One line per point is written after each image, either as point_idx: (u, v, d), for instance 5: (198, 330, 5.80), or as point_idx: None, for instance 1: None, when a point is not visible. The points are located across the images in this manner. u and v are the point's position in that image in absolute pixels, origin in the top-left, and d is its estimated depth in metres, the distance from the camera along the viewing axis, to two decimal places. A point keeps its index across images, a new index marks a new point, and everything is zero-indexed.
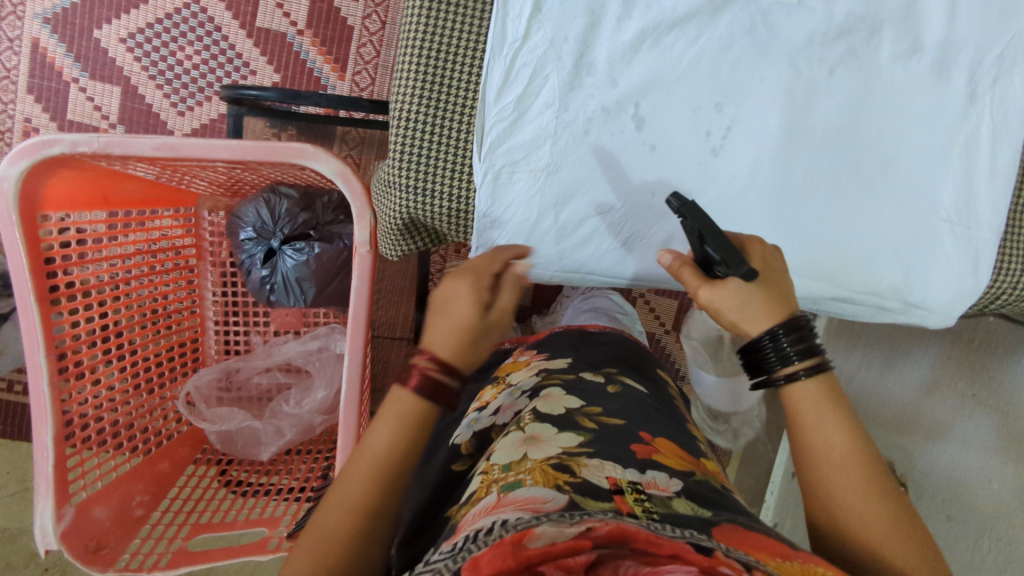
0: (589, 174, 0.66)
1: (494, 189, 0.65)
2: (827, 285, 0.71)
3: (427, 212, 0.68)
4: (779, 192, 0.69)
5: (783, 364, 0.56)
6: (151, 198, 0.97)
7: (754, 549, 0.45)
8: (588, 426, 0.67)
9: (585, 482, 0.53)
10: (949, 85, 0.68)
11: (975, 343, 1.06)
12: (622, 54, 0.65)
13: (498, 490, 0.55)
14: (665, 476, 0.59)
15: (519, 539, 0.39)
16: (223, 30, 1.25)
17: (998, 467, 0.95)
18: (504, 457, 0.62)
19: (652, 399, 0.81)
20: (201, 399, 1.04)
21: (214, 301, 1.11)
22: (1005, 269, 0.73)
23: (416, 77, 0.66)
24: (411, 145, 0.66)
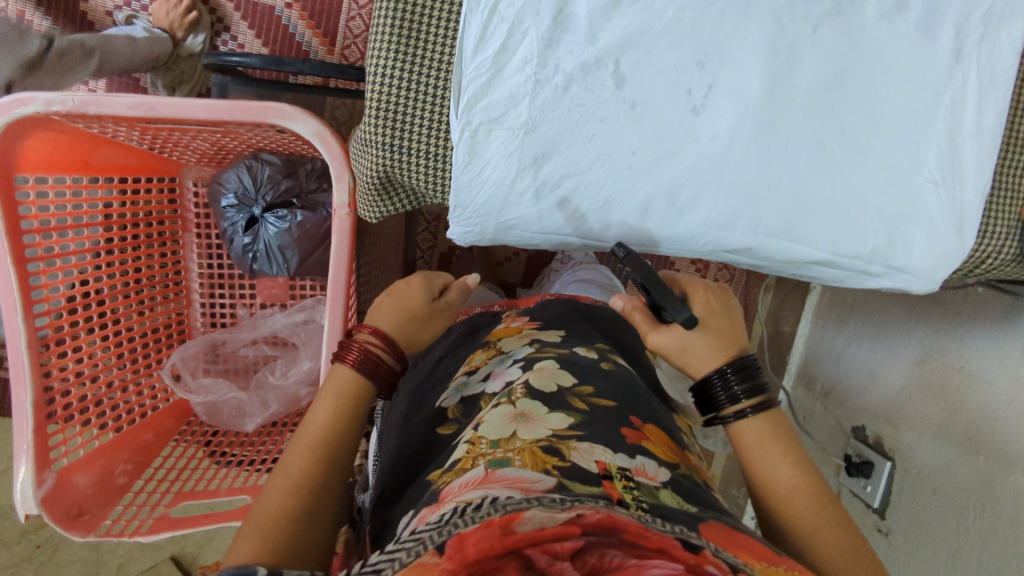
0: (569, 131, 0.65)
1: (472, 146, 0.64)
2: (809, 248, 0.71)
3: (405, 172, 0.67)
4: (764, 153, 0.68)
5: (732, 401, 0.66)
6: (134, 165, 0.97)
7: (742, 553, 0.49)
8: (578, 406, 0.68)
9: (574, 468, 0.55)
10: (934, 43, 0.67)
11: (963, 316, 1.04)
12: (601, 10, 0.64)
13: (485, 463, 0.57)
14: (654, 464, 0.61)
15: (508, 523, 0.41)
16: (212, 4, 1.24)
17: (985, 438, 0.93)
18: (492, 431, 0.63)
19: (642, 381, 0.82)
20: (188, 370, 1.04)
21: (200, 273, 1.11)
22: (991, 232, 0.72)
23: (392, 32, 0.64)
24: (388, 103, 0.65)
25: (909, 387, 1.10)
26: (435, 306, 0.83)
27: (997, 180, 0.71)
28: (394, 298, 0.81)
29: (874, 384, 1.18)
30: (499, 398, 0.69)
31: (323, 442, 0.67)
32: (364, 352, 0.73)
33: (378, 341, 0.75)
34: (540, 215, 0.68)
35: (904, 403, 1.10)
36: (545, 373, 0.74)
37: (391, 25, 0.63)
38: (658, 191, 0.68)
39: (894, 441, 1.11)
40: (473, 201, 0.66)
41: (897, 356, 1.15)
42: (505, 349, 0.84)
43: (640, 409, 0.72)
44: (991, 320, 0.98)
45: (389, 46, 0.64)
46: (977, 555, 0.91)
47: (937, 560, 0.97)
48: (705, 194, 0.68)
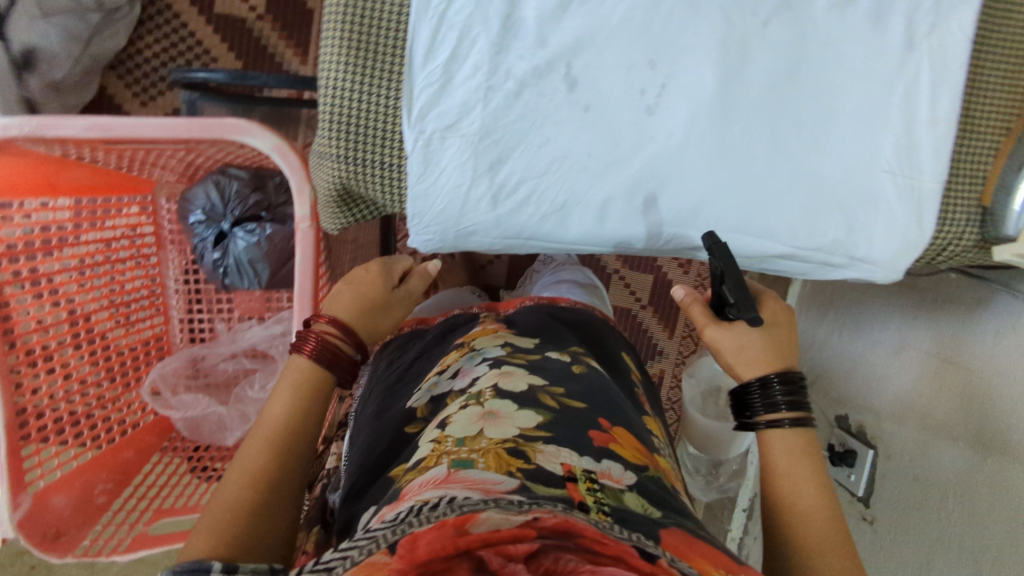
0: (522, 135, 0.65)
1: (426, 155, 0.64)
2: (770, 242, 0.72)
3: (361, 183, 0.67)
4: (719, 150, 0.68)
5: (767, 408, 0.69)
6: (101, 186, 0.97)
7: (700, 559, 0.51)
8: (548, 405, 0.69)
9: (538, 469, 0.56)
10: (885, 33, 0.68)
11: (938, 302, 1.04)
12: (550, 12, 0.64)
13: (448, 462, 0.57)
14: (620, 468, 0.62)
15: (463, 523, 0.42)
16: (183, 18, 1.24)
17: (963, 423, 0.94)
18: (458, 429, 0.64)
19: (615, 387, 0.81)
20: (167, 386, 1.04)
21: (177, 289, 1.11)
22: (950, 219, 0.72)
23: (340, 43, 0.63)
24: (339, 114, 0.64)
25: (889, 375, 1.10)
26: (395, 292, 0.86)
27: (954, 167, 0.71)
28: (353, 286, 0.83)
29: (855, 372, 1.19)
30: (467, 399, 0.70)
31: (286, 437, 0.68)
32: (324, 341, 0.75)
33: (337, 330, 0.77)
34: (499, 220, 0.68)
35: (884, 392, 1.10)
36: (514, 377, 0.74)
37: (340, 35, 0.63)
38: (616, 192, 0.68)
39: (876, 430, 1.11)
40: (431, 210, 0.66)
41: (877, 345, 1.15)
42: (477, 347, 0.85)
43: (611, 411, 0.72)
44: (965, 305, 0.99)
45: (339, 57, 0.63)
46: (956, 541, 0.92)
47: (918, 548, 0.98)
48: (663, 193, 0.68)
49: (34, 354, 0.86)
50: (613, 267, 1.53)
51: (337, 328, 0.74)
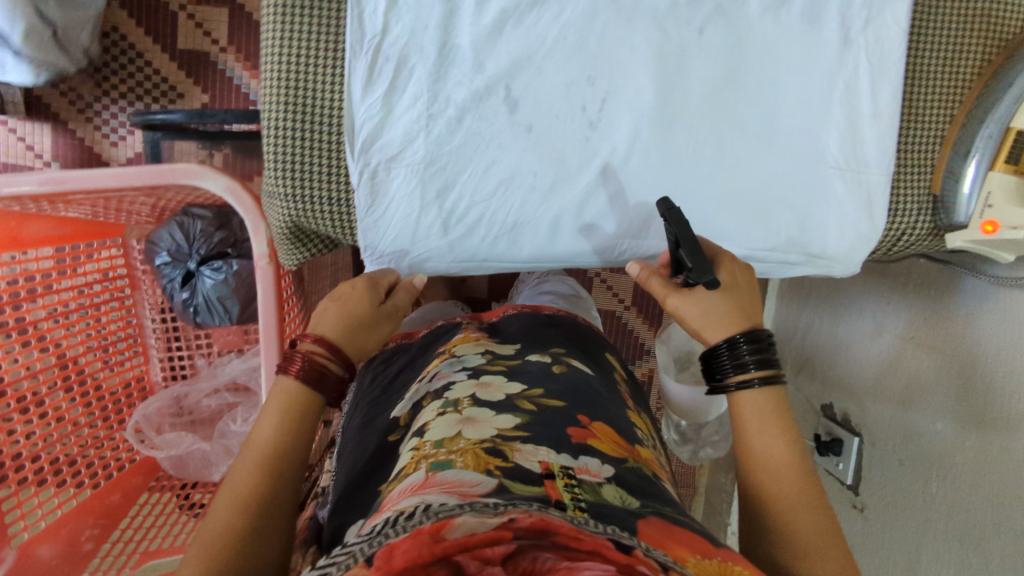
0: (467, 161, 0.66)
1: (373, 186, 0.65)
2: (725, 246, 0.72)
3: (312, 219, 0.67)
4: (665, 159, 0.69)
5: (737, 371, 0.61)
6: (69, 234, 0.99)
7: (676, 546, 0.51)
8: (526, 408, 0.70)
9: (517, 467, 0.56)
10: (821, 32, 0.68)
11: (910, 286, 1.05)
12: (485, 37, 0.64)
13: (427, 467, 0.58)
14: (598, 461, 0.61)
15: (438, 530, 0.42)
16: (146, 56, 1.25)
17: (943, 405, 0.94)
18: (435, 432, 0.64)
19: (597, 382, 0.82)
20: (152, 426, 1.05)
21: (155, 328, 1.13)
22: (901, 210, 0.73)
23: (279, 82, 0.63)
24: (283, 153, 0.64)
25: (868, 361, 1.11)
26: (381, 308, 0.73)
27: (901, 158, 0.72)
28: (339, 300, 0.71)
29: (836, 360, 1.19)
30: (445, 406, 0.70)
31: (269, 456, 0.62)
32: (311, 359, 0.66)
33: (325, 350, 0.67)
34: (451, 245, 0.69)
35: (864, 377, 1.11)
36: (492, 388, 0.75)
37: (279, 74, 0.63)
38: (566, 209, 0.68)
39: (860, 417, 1.11)
40: (383, 240, 0.67)
41: (857, 331, 1.15)
42: (458, 355, 0.83)
43: (595, 410, 0.73)
44: (935, 288, 0.99)
45: (279, 96, 0.63)
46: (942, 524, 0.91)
47: (902, 532, 0.99)
48: (613, 206, 0.69)
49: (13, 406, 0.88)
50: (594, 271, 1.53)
51: (320, 345, 0.65)
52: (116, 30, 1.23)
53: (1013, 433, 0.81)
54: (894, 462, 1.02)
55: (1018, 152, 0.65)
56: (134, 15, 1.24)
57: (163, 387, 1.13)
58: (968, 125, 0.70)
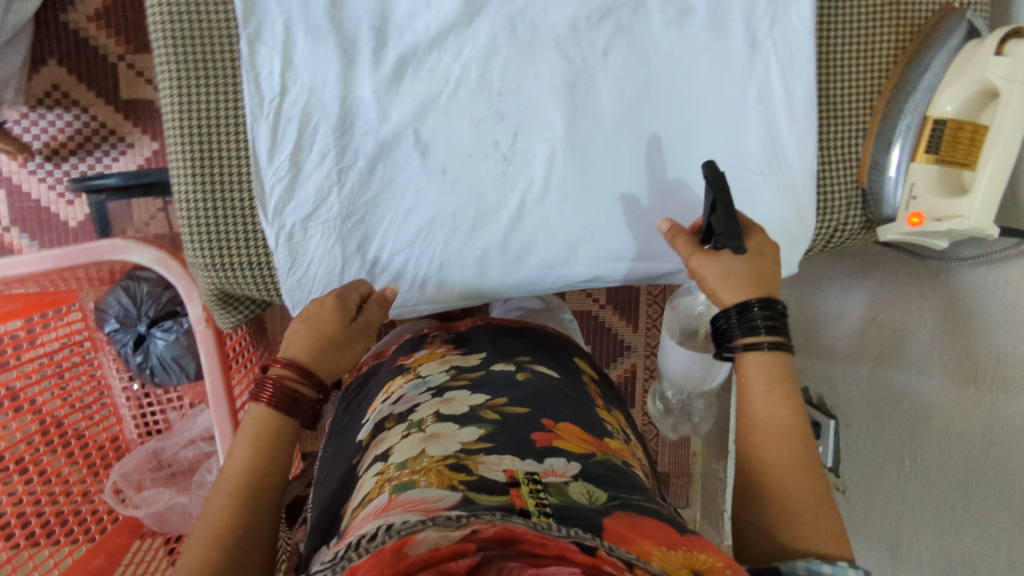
0: (383, 211, 0.66)
1: (291, 248, 0.64)
2: (659, 262, 0.72)
3: (235, 285, 0.66)
4: (585, 184, 0.68)
5: (745, 332, 0.59)
6: (21, 307, 0.97)
7: (640, 538, 0.47)
8: (490, 419, 0.63)
9: (481, 480, 0.51)
10: (729, 40, 0.67)
11: (867, 266, 1.05)
12: (386, 86, 0.63)
13: (391, 489, 0.52)
14: (564, 461, 0.55)
15: (401, 547, 0.39)
16: (91, 110, 1.23)
17: (906, 384, 0.91)
18: (400, 452, 0.58)
19: (565, 386, 0.73)
20: (131, 484, 1.05)
21: (123, 388, 1.13)
22: (830, 207, 0.73)
23: (182, 151, 0.62)
24: (196, 222, 0.63)
25: (835, 343, 1.10)
26: (355, 325, 0.63)
27: (823, 158, 0.72)
28: (311, 319, 0.61)
29: (809, 343, 1.19)
30: (408, 428, 0.61)
31: (252, 490, 0.53)
32: (282, 385, 0.57)
33: (296, 373, 0.58)
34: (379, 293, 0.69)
35: (833, 360, 1.10)
36: (455, 403, 0.66)
37: (182, 145, 0.62)
38: (491, 246, 0.68)
39: (835, 399, 1.08)
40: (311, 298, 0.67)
41: (824, 314, 1.14)
42: (423, 374, 0.73)
43: (560, 413, 0.65)
44: (890, 267, 0.98)
45: (185, 167, 0.62)
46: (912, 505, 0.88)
47: (877, 520, 0.94)
48: (537, 238, 0.68)
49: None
50: None
51: (291, 366, 0.57)
52: (55, 87, 1.21)
53: (966, 411, 0.80)
54: (867, 444, 0.98)
55: (936, 141, 0.65)
56: (71, 68, 1.22)
57: (138, 443, 1.14)
58: (888, 116, 0.69)
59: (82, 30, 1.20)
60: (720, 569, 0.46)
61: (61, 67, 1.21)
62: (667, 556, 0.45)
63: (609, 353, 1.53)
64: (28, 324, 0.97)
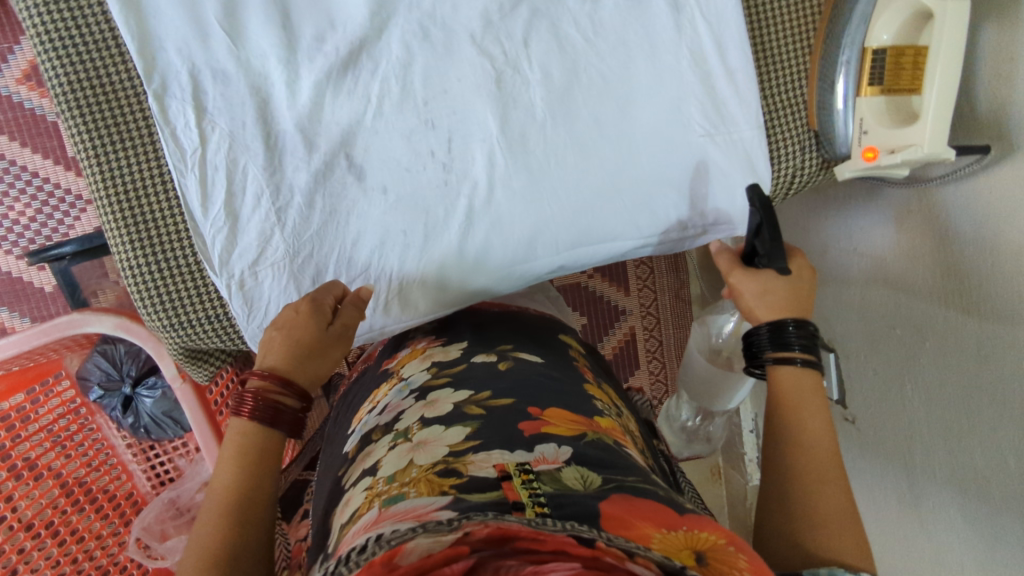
0: (329, 240, 0.65)
1: (245, 295, 0.64)
2: (620, 241, 0.70)
3: (198, 339, 0.66)
4: (530, 177, 0.66)
5: (778, 348, 0.62)
6: (5, 389, 0.96)
7: (640, 520, 0.41)
8: (476, 416, 0.52)
9: (472, 481, 0.43)
10: (650, 7, 0.66)
11: (840, 196, 1.02)
12: (307, 116, 0.62)
13: (380, 504, 0.44)
14: (554, 446, 0.48)
15: (391, 558, 0.35)
16: (42, 173, 1.21)
17: (895, 312, 0.90)
18: (388, 465, 0.49)
19: (550, 368, 0.60)
20: (153, 536, 1.04)
21: (127, 443, 1.13)
22: (781, 154, 0.72)
23: (116, 219, 0.61)
24: (145, 287, 0.63)
25: (825, 281, 1.07)
26: (331, 330, 0.60)
27: (767, 107, 0.70)
28: (285, 328, 0.59)
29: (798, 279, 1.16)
30: (393, 438, 0.51)
31: (250, 499, 0.50)
32: (263, 398, 0.54)
33: (274, 384, 0.56)
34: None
35: (824, 297, 1.07)
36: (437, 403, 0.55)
37: (115, 215, 0.61)
38: (448, 256, 0.67)
39: (831, 332, 1.06)
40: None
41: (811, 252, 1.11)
42: (404, 376, 0.61)
43: (548, 397, 0.55)
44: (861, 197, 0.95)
45: (122, 236, 0.61)
46: (923, 425, 0.85)
47: (889, 453, 0.93)
48: (492, 241, 0.67)
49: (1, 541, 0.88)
50: None
51: (270, 376, 0.54)
52: (1, 157, 1.19)
53: (956, 330, 0.78)
54: (868, 373, 0.96)
55: (879, 71, 0.63)
56: (13, 134, 1.19)
57: (154, 493, 1.12)
58: (827, 52, 0.67)
59: (15, 95, 1.17)
60: (724, 547, 0.41)
61: (2, 136, 1.18)
62: (667, 538, 0.40)
63: (604, 321, 1.51)
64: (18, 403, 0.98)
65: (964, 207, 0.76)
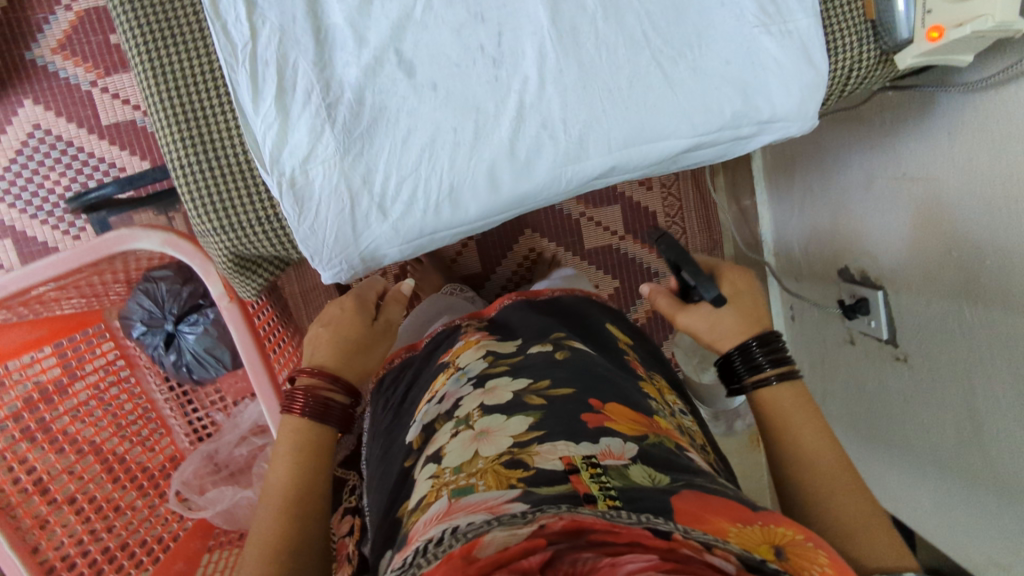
0: (378, 138, 0.69)
1: (296, 193, 0.68)
2: (670, 141, 0.74)
3: (246, 241, 0.73)
4: (582, 72, 0.72)
5: (753, 372, 0.70)
6: (47, 334, 0.99)
7: (715, 517, 0.50)
8: (536, 403, 0.65)
9: (538, 473, 0.53)
10: None
11: (890, 114, 0.97)
12: (356, 11, 0.68)
13: (449, 494, 0.54)
14: (620, 441, 0.59)
15: (470, 550, 0.42)
16: (76, 142, 1.22)
17: (947, 239, 0.87)
18: (454, 455, 0.61)
19: (603, 360, 0.77)
20: (193, 489, 1.06)
21: (166, 398, 1.16)
22: (840, 48, 0.76)
23: (172, 120, 0.68)
24: (198, 187, 0.69)
25: (871, 216, 1.04)
26: (375, 326, 0.80)
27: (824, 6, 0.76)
28: (330, 326, 0.77)
29: (836, 222, 1.14)
30: (457, 426, 0.66)
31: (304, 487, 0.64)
32: (313, 394, 0.70)
33: (322, 381, 0.71)
34: (395, 228, 0.71)
35: (870, 234, 1.04)
36: (496, 392, 0.70)
37: (169, 115, 0.68)
38: (499, 155, 0.71)
39: (877, 269, 1.04)
40: (325, 244, 0.71)
41: (834, 177, 1.13)
42: (462, 366, 0.79)
43: (608, 395, 0.67)
44: (914, 110, 0.91)
45: (173, 136, 0.68)
46: (986, 350, 0.81)
47: (944, 383, 0.90)
48: (541, 140, 0.71)
49: (40, 481, 0.89)
50: (577, 212, 1.45)
51: (320, 377, 0.70)
52: (38, 126, 1.21)
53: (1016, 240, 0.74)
54: (921, 304, 0.93)
55: None
56: (48, 104, 1.21)
57: (192, 448, 1.16)
58: None
59: (51, 63, 1.19)
60: (802, 543, 0.49)
61: (38, 106, 1.20)
62: (740, 532, 0.49)
63: (635, 284, 1.49)
64: (59, 351, 1.00)
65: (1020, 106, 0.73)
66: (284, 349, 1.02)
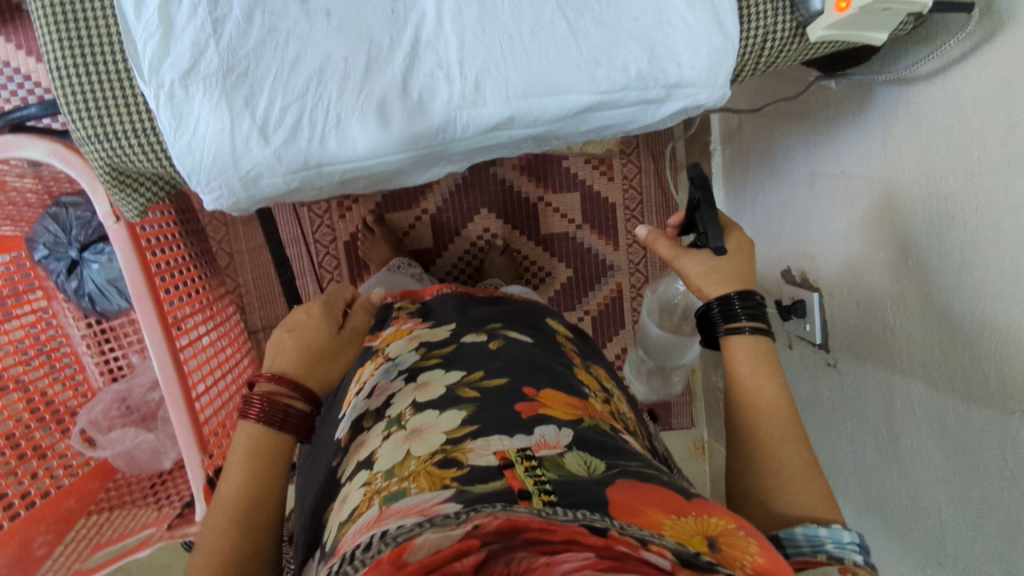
0: (263, 57, 0.69)
1: (173, 107, 0.67)
2: (556, 99, 0.74)
3: (121, 151, 0.72)
4: (482, 12, 0.73)
5: (728, 322, 0.72)
6: None
7: (650, 509, 0.49)
8: (469, 397, 0.65)
9: (472, 470, 0.52)
10: None
11: (828, 118, 0.98)
12: None
13: (380, 502, 0.52)
14: (554, 429, 0.59)
15: (399, 554, 0.41)
16: (33, 77, 1.20)
17: (876, 256, 0.90)
18: (383, 461, 0.58)
19: (536, 348, 0.77)
20: (98, 427, 1.04)
21: (83, 334, 1.12)
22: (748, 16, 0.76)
23: (49, 17, 0.67)
24: (76, 89, 0.69)
25: (813, 217, 1.05)
26: (342, 333, 0.72)
27: None
28: (295, 331, 0.70)
29: (781, 222, 1.16)
30: (389, 427, 0.63)
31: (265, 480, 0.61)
32: (270, 401, 0.64)
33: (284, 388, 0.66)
34: (277, 155, 0.70)
35: (810, 235, 1.06)
36: (429, 385, 0.69)
37: (45, 11, 0.67)
38: (392, 87, 0.71)
39: (814, 272, 1.06)
40: (202, 165, 0.69)
41: (780, 172, 1.14)
42: (393, 357, 0.77)
43: (541, 381, 0.69)
44: (853, 107, 0.91)
45: (51, 35, 0.68)
46: (905, 355, 0.86)
47: (867, 402, 0.95)
48: (435, 82, 0.72)
49: None
50: (536, 196, 1.42)
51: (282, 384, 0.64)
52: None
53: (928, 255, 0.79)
54: (850, 307, 0.97)
55: None
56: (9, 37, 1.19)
57: (104, 386, 1.13)
58: None
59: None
60: (735, 532, 0.50)
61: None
62: (677, 523, 0.49)
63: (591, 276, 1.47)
64: None
65: (949, 103, 0.74)
66: (196, 298, 1.09)
